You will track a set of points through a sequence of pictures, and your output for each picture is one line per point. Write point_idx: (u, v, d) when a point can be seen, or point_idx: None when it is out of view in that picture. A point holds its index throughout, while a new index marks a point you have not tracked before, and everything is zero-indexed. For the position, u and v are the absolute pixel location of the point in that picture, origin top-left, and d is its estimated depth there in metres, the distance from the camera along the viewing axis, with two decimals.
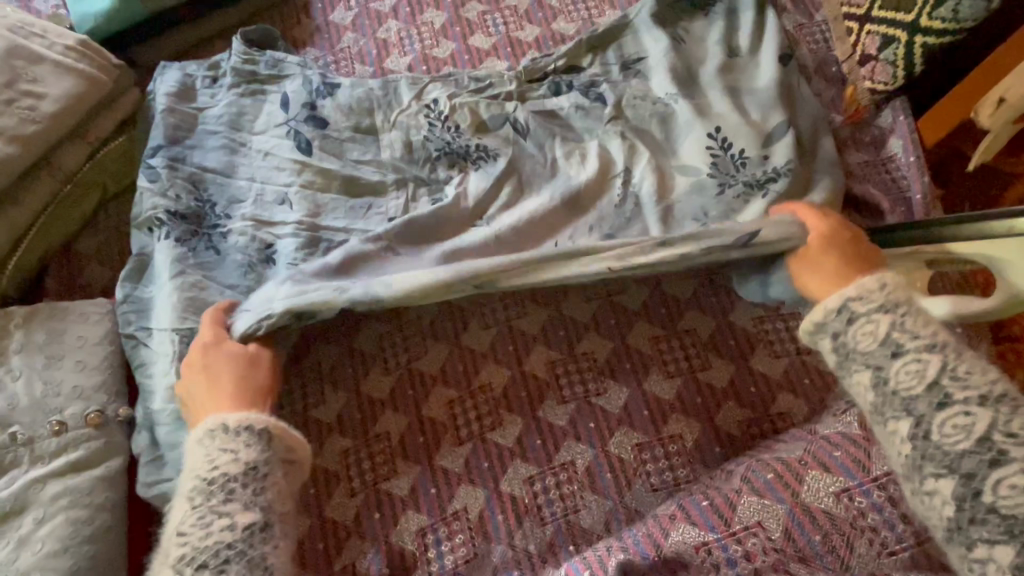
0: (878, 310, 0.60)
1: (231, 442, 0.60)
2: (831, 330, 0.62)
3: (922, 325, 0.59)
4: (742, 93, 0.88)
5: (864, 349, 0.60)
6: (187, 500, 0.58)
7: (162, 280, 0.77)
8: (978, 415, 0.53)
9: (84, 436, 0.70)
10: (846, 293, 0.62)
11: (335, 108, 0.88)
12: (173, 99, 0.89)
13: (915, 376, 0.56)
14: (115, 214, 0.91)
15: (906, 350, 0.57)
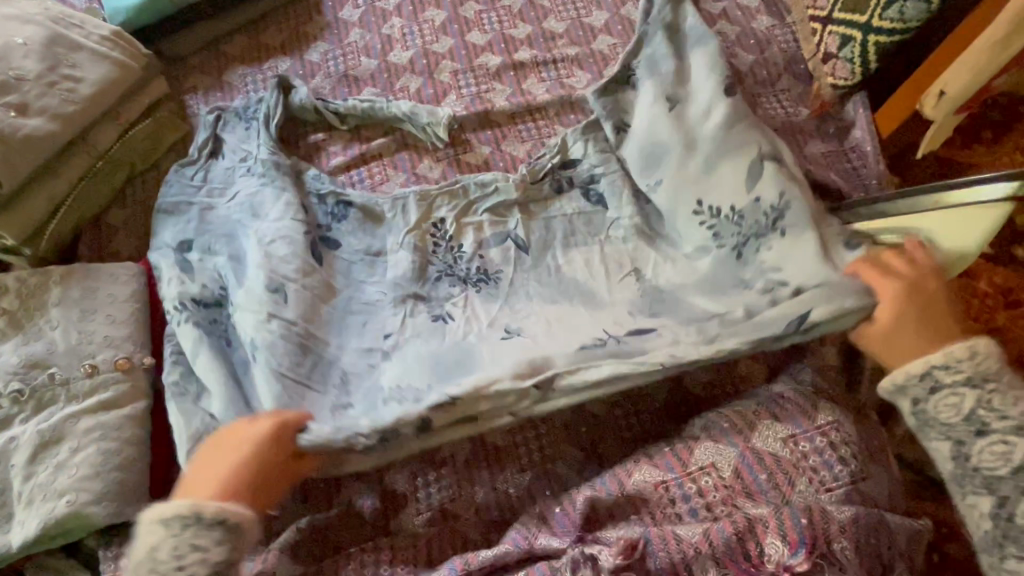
0: (965, 384, 0.63)
1: (182, 538, 0.58)
2: (910, 395, 0.65)
3: (1011, 401, 0.62)
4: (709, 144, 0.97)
5: (945, 419, 0.64)
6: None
7: (194, 349, 0.80)
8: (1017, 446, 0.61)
9: (113, 379, 0.79)
10: (932, 361, 0.64)
11: (348, 231, 0.95)
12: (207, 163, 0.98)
13: (1001, 458, 0.61)
14: (142, 189, 1.00)
15: (990, 431, 0.62)
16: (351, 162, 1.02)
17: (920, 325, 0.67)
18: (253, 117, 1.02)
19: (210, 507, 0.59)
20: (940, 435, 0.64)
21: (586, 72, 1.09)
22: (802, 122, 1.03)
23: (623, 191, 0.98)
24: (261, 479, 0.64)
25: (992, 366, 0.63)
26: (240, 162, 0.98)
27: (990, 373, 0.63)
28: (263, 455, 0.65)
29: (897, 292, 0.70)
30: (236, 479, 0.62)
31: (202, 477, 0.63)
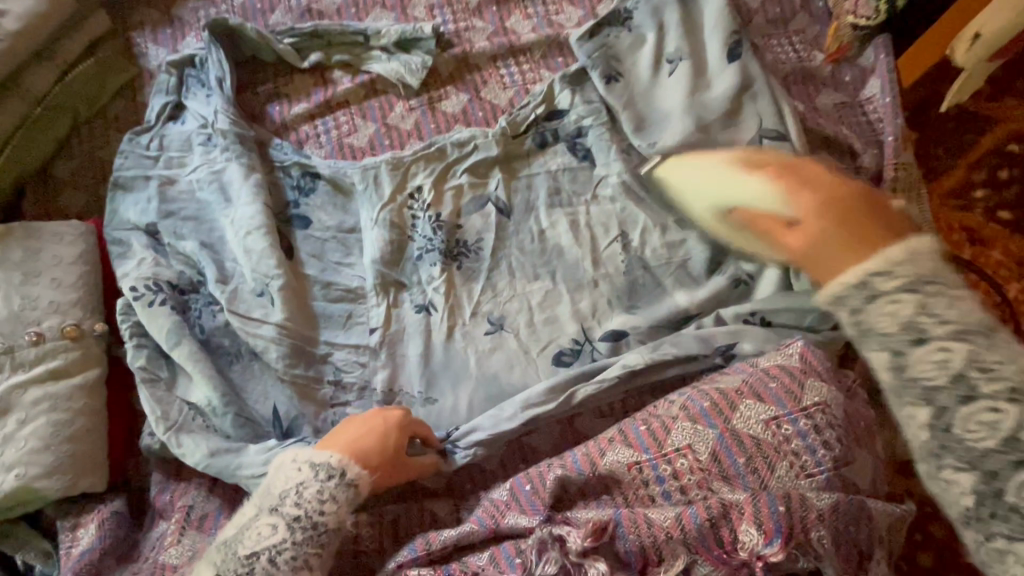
0: (907, 288, 0.44)
1: (327, 487, 0.64)
2: (849, 305, 0.46)
3: (950, 307, 0.43)
4: (710, 104, 0.88)
5: (880, 331, 0.45)
6: (279, 525, 0.62)
7: (167, 342, 0.76)
8: (962, 353, 0.42)
9: (62, 347, 0.75)
10: (865, 267, 0.45)
11: (318, 205, 0.88)
12: (161, 127, 0.89)
13: (941, 367, 0.43)
14: (88, 138, 0.91)
15: (929, 337, 0.43)
16: (315, 110, 0.92)
17: (834, 229, 0.47)
18: (215, 81, 0.89)
19: (353, 471, 0.65)
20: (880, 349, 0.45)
21: (577, 8, 0.98)
22: (816, 68, 0.94)
23: (611, 149, 0.90)
24: (396, 455, 0.69)
25: (927, 265, 0.44)
26: (200, 130, 0.88)
27: (928, 272, 0.44)
28: (396, 434, 0.69)
29: (807, 200, 0.49)
30: (370, 451, 0.67)
31: (344, 438, 0.68)
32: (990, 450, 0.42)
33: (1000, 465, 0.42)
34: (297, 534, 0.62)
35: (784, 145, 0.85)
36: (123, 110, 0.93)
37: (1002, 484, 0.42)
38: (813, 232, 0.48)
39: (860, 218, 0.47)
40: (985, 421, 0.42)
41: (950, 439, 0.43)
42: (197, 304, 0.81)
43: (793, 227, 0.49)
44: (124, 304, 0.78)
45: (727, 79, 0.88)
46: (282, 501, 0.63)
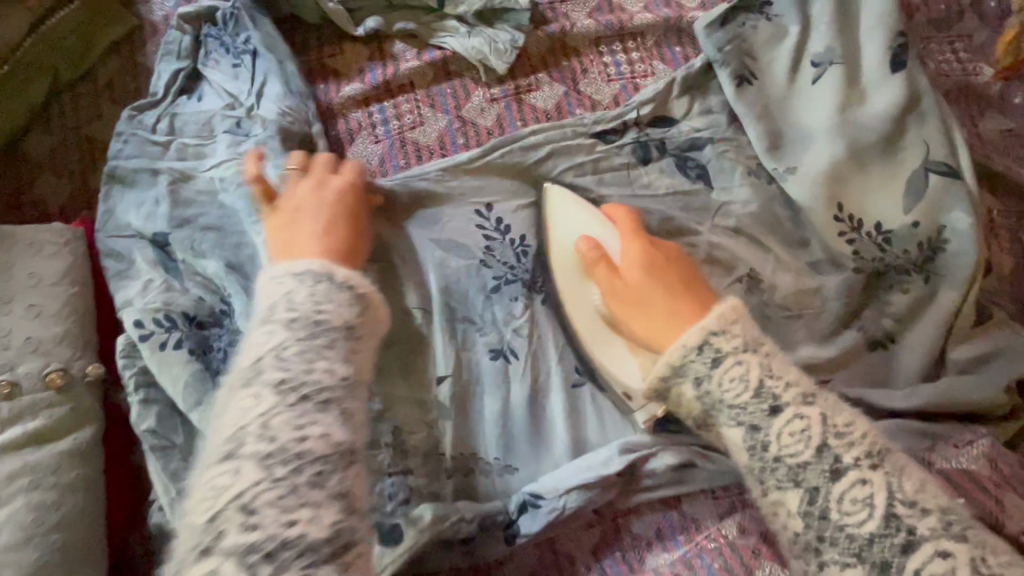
0: (746, 351, 0.46)
1: (321, 288, 0.44)
2: (692, 374, 0.47)
3: (782, 365, 0.46)
4: (866, 121, 0.71)
5: (730, 402, 0.45)
6: (281, 331, 0.41)
7: (180, 397, 0.58)
8: (815, 420, 0.42)
9: (46, 402, 0.57)
10: (707, 325, 0.47)
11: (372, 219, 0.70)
12: (170, 102, 0.69)
13: (861, 504, 0.39)
14: (71, 109, 0.70)
15: (789, 400, 0.43)
16: (371, 92, 0.73)
17: (658, 276, 0.58)
18: (245, 50, 0.70)
19: (344, 270, 0.46)
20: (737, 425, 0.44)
21: None
22: (983, 85, 0.78)
23: (733, 169, 0.73)
24: (358, 236, 0.56)
25: (745, 331, 0.47)
26: (225, 113, 0.68)
27: (754, 341, 0.47)
28: (348, 224, 0.55)
29: (629, 255, 0.61)
30: (335, 238, 0.53)
31: (298, 244, 0.51)
32: (805, 463, 0.41)
33: (819, 480, 0.41)
34: (303, 331, 0.41)
35: (958, 183, 0.69)
36: (119, 74, 0.72)
37: (824, 502, 0.40)
38: (636, 276, 0.59)
39: (684, 276, 0.59)
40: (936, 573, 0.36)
41: (767, 458, 0.43)
42: (220, 343, 0.62)
43: (641, 298, 0.58)
44: (128, 343, 0.60)
45: (891, 91, 0.71)
46: (270, 312, 0.42)
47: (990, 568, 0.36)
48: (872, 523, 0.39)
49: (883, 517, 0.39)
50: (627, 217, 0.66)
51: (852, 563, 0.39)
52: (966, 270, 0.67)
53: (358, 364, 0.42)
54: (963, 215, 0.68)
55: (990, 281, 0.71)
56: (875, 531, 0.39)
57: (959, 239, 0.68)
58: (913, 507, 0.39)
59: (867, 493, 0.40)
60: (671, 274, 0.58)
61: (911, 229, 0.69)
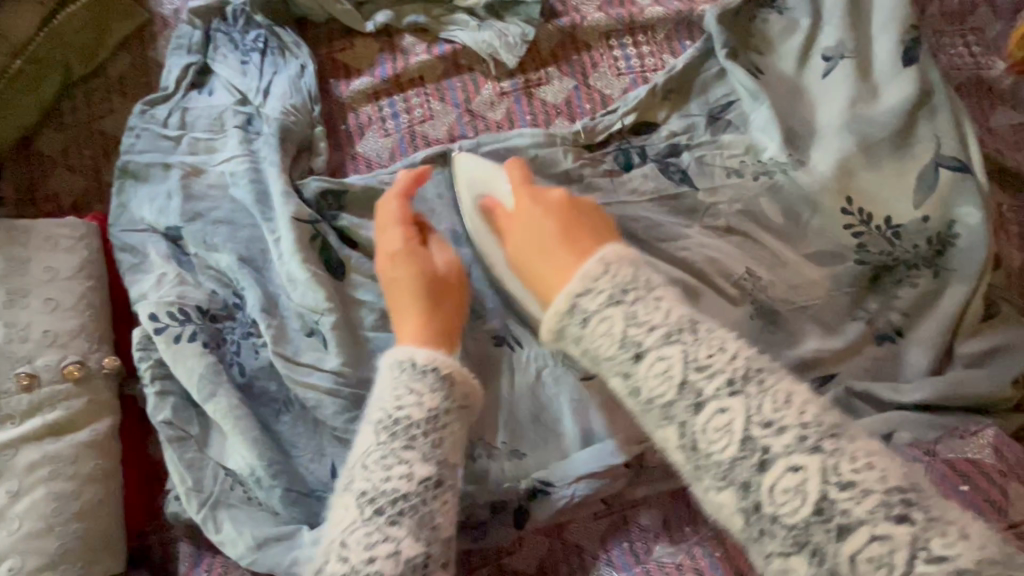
0: (667, 342, 0.43)
1: (402, 380, 0.52)
2: (569, 337, 0.47)
3: (654, 306, 0.44)
4: (877, 114, 0.71)
5: (606, 354, 0.45)
6: (371, 437, 0.49)
7: (194, 389, 0.59)
8: (738, 411, 0.39)
9: (63, 393, 0.58)
10: (572, 289, 0.47)
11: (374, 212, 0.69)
12: (181, 97, 0.69)
13: (722, 434, 0.39)
14: (84, 104, 0.71)
15: (645, 349, 0.42)
16: (380, 87, 0.73)
17: (558, 228, 0.54)
18: (255, 47, 0.70)
19: (424, 354, 0.53)
20: (670, 424, 0.41)
21: None
22: (995, 79, 0.77)
23: (713, 175, 0.72)
24: (444, 299, 0.61)
25: (628, 273, 0.47)
26: (237, 108, 0.68)
27: (629, 281, 0.46)
28: (437, 299, 0.60)
29: (524, 201, 0.60)
30: (426, 316, 0.58)
31: (409, 330, 0.57)
32: (732, 459, 0.38)
33: (749, 474, 0.38)
34: (386, 435, 0.48)
35: (970, 176, 0.68)
36: (130, 68, 0.72)
37: (756, 494, 0.38)
38: (527, 219, 0.57)
39: (582, 226, 0.54)
40: (790, 483, 0.37)
41: (699, 457, 0.40)
42: (233, 336, 0.64)
43: (524, 233, 0.57)
44: (143, 336, 0.61)
45: (903, 85, 0.71)
46: (372, 404, 0.51)
47: (842, 476, 0.36)
48: (807, 512, 0.36)
49: (817, 505, 0.36)
50: (518, 168, 0.64)
51: (794, 551, 0.36)
52: (977, 263, 0.67)
53: (441, 454, 0.49)
54: (973, 208, 0.68)
55: (1000, 277, 0.71)
56: (809, 517, 0.36)
57: (971, 231, 0.67)
58: (769, 427, 0.38)
59: (798, 481, 0.37)
60: (577, 227, 0.54)
61: (920, 223, 0.69)
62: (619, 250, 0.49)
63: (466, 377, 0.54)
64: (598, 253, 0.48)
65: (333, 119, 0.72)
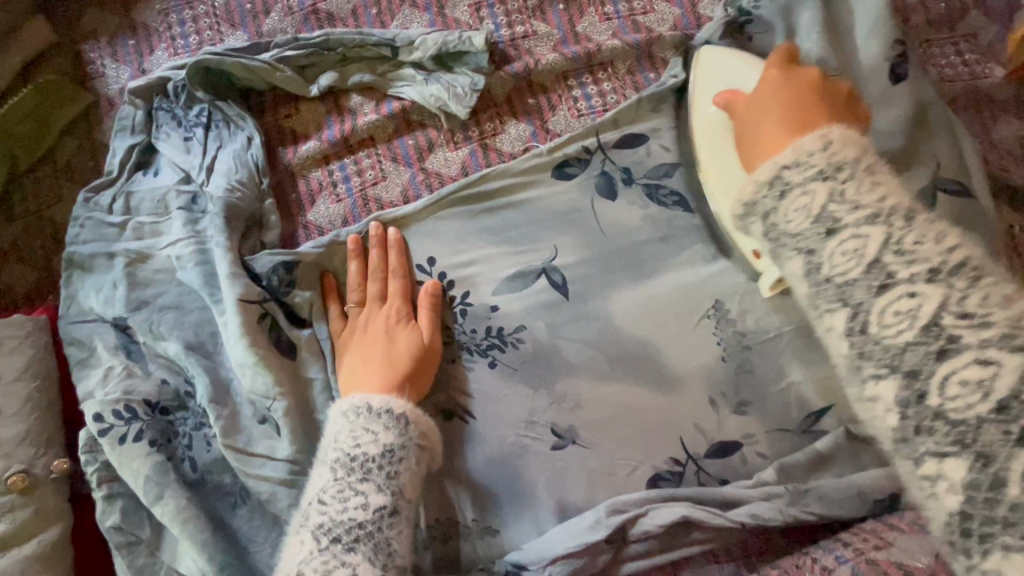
0: (872, 222, 0.38)
1: (358, 424, 0.54)
2: (761, 210, 0.43)
3: (869, 189, 0.39)
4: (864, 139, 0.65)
5: (794, 231, 0.41)
6: (329, 474, 0.52)
7: (140, 492, 0.56)
8: (933, 297, 0.35)
9: (7, 505, 0.55)
10: (779, 160, 0.43)
11: (321, 280, 0.66)
12: (127, 181, 0.67)
13: (906, 319, 0.35)
14: (33, 193, 0.70)
15: (843, 226, 0.39)
16: (330, 151, 0.70)
17: (786, 114, 0.49)
18: (198, 121, 0.68)
19: (378, 397, 0.56)
20: (844, 303, 0.38)
21: (672, 5, 0.74)
22: (993, 88, 0.70)
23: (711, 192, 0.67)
24: (422, 354, 0.61)
25: (851, 154, 0.41)
26: (180, 188, 0.66)
27: (850, 161, 0.41)
28: (400, 345, 0.61)
29: (770, 76, 0.54)
30: (394, 365, 0.59)
31: (363, 374, 0.59)
32: (908, 344, 0.35)
33: (922, 361, 0.35)
34: (340, 471, 0.52)
35: (973, 201, 0.63)
36: (78, 153, 0.71)
37: (926, 384, 0.34)
38: (767, 82, 0.53)
39: (818, 102, 0.50)
40: (971, 381, 0.33)
41: (870, 341, 0.37)
42: (185, 428, 0.61)
43: (754, 105, 0.53)
44: (89, 438, 0.58)
45: (895, 105, 0.65)
46: (324, 449, 0.55)
47: None
48: (983, 407, 0.33)
49: (1001, 402, 0.32)
50: (778, 56, 0.55)
51: (953, 452, 0.33)
52: None
53: (394, 486, 0.52)
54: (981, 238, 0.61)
55: None
56: (986, 415, 0.32)
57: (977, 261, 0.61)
58: (968, 319, 0.34)
59: (985, 376, 0.33)
60: (810, 111, 0.49)
61: None
62: (849, 131, 0.43)
63: (425, 420, 0.57)
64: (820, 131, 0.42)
65: (282, 189, 0.70)
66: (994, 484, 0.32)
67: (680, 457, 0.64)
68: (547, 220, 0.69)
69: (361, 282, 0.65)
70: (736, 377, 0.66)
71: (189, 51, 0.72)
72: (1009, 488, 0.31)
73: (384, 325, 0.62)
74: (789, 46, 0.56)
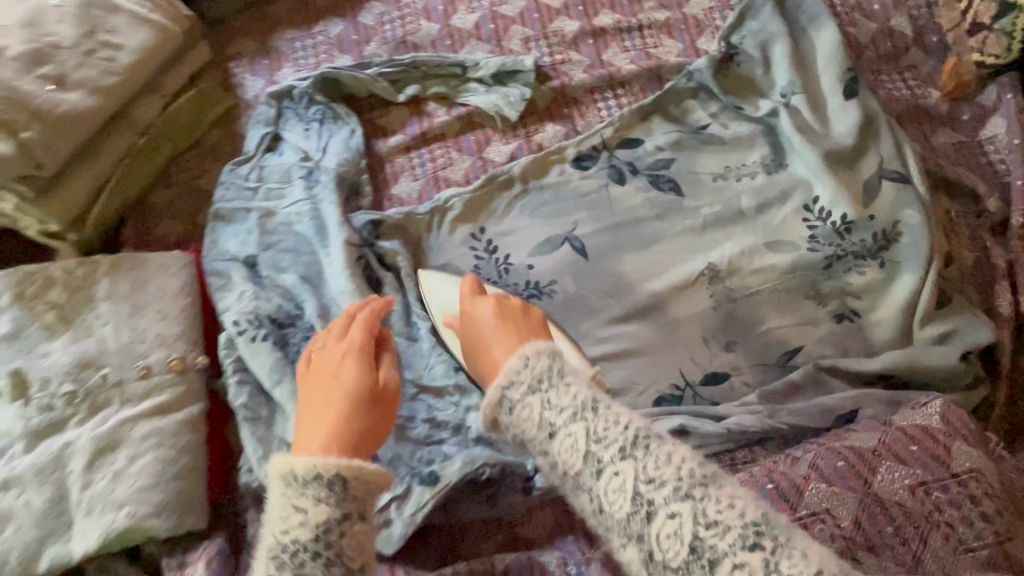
0: (574, 420, 0.48)
1: (287, 498, 0.48)
2: (506, 417, 0.53)
3: (566, 391, 0.50)
4: (823, 141, 0.84)
5: (532, 436, 0.51)
6: (264, 567, 0.47)
7: (264, 378, 0.75)
8: (628, 472, 0.45)
9: (168, 382, 0.74)
10: (500, 382, 0.53)
11: (403, 235, 0.86)
12: (260, 158, 0.89)
13: (619, 495, 0.45)
14: (186, 167, 0.92)
15: (558, 429, 0.49)
16: (411, 142, 0.92)
17: (497, 325, 0.59)
18: (315, 118, 0.91)
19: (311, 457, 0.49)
20: (582, 490, 0.48)
21: (676, 41, 0.96)
22: (932, 106, 0.89)
23: (702, 183, 0.87)
24: (373, 409, 0.56)
25: (543, 365, 0.52)
26: (301, 164, 0.88)
27: (545, 372, 0.51)
28: (346, 401, 0.55)
29: (484, 304, 0.62)
30: (339, 422, 0.53)
31: (304, 437, 0.52)
32: (627, 515, 0.44)
33: (641, 525, 0.44)
34: (280, 563, 0.46)
35: (910, 187, 0.80)
36: (221, 140, 0.94)
37: (649, 544, 0.43)
38: (472, 312, 0.62)
39: (520, 329, 0.58)
40: (671, 532, 0.42)
41: (607, 519, 0.46)
42: (295, 338, 0.79)
43: (474, 335, 0.61)
44: (228, 338, 0.77)
45: (848, 116, 0.84)
46: (264, 535, 0.49)
47: (708, 517, 0.42)
48: (684, 552, 0.42)
49: (691, 545, 0.42)
50: (467, 286, 0.67)
51: None
52: (922, 256, 0.77)
53: (342, 569, 0.46)
54: (915, 213, 0.79)
55: (950, 274, 0.80)
56: (689, 556, 0.42)
57: (913, 231, 0.79)
58: (652, 483, 0.44)
59: (676, 526, 0.42)
60: (515, 323, 0.59)
61: (868, 220, 0.80)
62: (540, 344, 0.53)
63: (364, 474, 0.49)
64: (523, 350, 0.53)
65: (373, 170, 0.91)
66: None
67: (680, 384, 0.79)
68: (575, 199, 0.88)
69: (319, 349, 0.62)
70: (725, 323, 0.82)
71: (310, 68, 0.96)
72: None
73: (330, 387, 0.57)
74: (475, 277, 0.68)
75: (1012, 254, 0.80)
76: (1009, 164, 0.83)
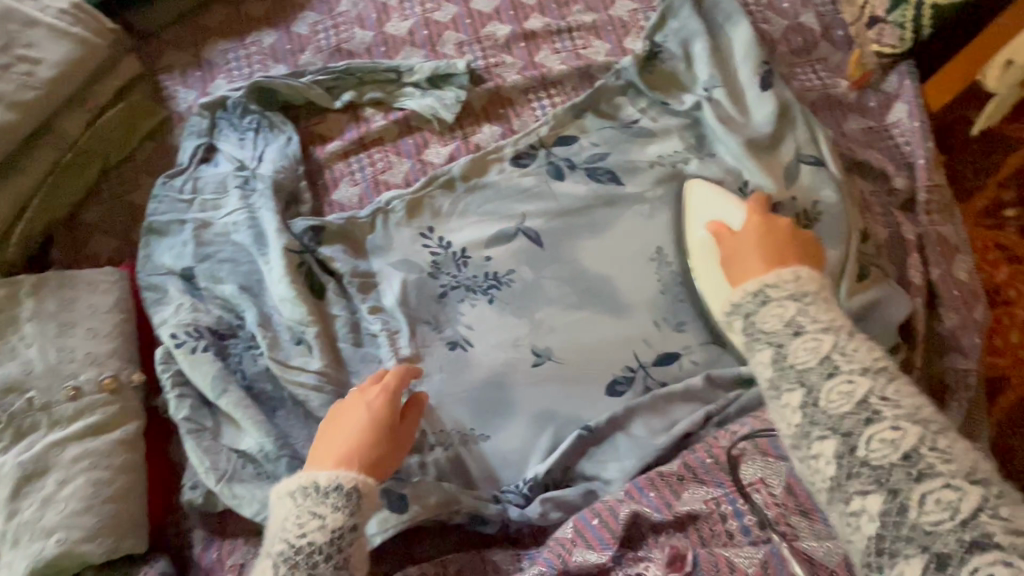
0: (824, 330, 0.54)
1: (306, 507, 0.54)
2: (743, 311, 0.58)
3: (824, 312, 0.55)
4: (743, 130, 0.89)
5: (772, 329, 0.56)
6: (274, 567, 0.53)
7: (206, 389, 0.73)
8: (864, 385, 0.50)
9: (100, 401, 0.71)
10: (765, 279, 0.58)
11: (337, 241, 0.86)
12: (194, 170, 0.88)
13: (845, 397, 0.50)
14: (117, 182, 0.90)
15: (805, 331, 0.54)
16: (349, 147, 0.92)
17: (760, 246, 0.63)
18: (250, 127, 0.91)
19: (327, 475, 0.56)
20: (799, 384, 0.52)
21: (604, 41, 1.00)
22: (842, 95, 0.96)
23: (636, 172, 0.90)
24: (390, 445, 0.61)
25: (812, 288, 0.57)
26: (237, 172, 0.87)
27: (809, 291, 0.57)
28: (372, 431, 0.61)
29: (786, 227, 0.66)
30: (363, 450, 0.59)
31: (322, 453, 0.59)
32: (845, 414, 0.49)
33: (854, 425, 0.49)
34: (287, 566, 0.52)
35: (823, 170, 0.85)
36: (153, 153, 0.92)
37: (857, 441, 0.48)
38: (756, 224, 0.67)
39: (788, 247, 0.63)
40: (885, 439, 0.47)
41: (819, 412, 0.51)
42: (237, 349, 0.78)
43: (729, 249, 0.65)
44: (166, 352, 0.76)
45: (764, 107, 0.90)
46: (273, 537, 0.54)
47: (935, 444, 0.46)
48: (894, 457, 0.47)
49: (905, 454, 0.46)
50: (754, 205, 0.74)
51: (873, 490, 0.46)
52: (842, 232, 0.82)
53: (348, 569, 0.54)
54: (831, 193, 0.84)
55: (868, 248, 0.84)
56: (896, 461, 0.46)
57: (830, 210, 0.83)
58: (887, 401, 0.49)
59: (895, 436, 0.47)
60: (779, 246, 0.63)
61: (791, 201, 0.84)
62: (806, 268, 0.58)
63: (369, 491, 0.56)
64: (792, 267, 0.58)
65: (311, 176, 0.91)
66: (901, 510, 0.45)
67: (632, 365, 0.79)
68: (515, 196, 0.89)
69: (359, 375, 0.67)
70: (674, 305, 0.82)
71: (245, 78, 0.95)
72: (909, 514, 0.45)
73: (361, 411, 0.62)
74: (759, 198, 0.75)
75: (921, 228, 0.86)
76: (912, 145, 0.90)
